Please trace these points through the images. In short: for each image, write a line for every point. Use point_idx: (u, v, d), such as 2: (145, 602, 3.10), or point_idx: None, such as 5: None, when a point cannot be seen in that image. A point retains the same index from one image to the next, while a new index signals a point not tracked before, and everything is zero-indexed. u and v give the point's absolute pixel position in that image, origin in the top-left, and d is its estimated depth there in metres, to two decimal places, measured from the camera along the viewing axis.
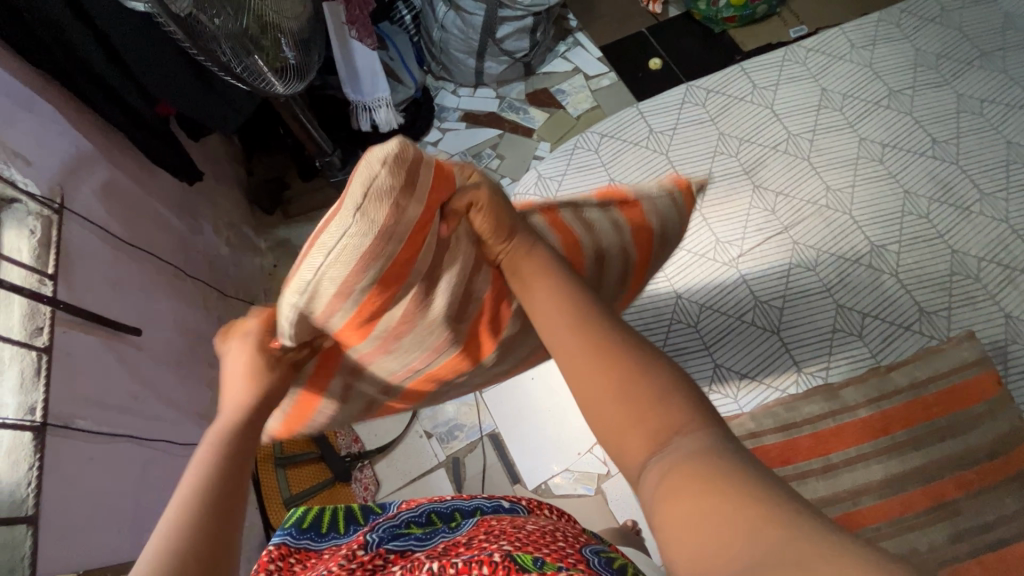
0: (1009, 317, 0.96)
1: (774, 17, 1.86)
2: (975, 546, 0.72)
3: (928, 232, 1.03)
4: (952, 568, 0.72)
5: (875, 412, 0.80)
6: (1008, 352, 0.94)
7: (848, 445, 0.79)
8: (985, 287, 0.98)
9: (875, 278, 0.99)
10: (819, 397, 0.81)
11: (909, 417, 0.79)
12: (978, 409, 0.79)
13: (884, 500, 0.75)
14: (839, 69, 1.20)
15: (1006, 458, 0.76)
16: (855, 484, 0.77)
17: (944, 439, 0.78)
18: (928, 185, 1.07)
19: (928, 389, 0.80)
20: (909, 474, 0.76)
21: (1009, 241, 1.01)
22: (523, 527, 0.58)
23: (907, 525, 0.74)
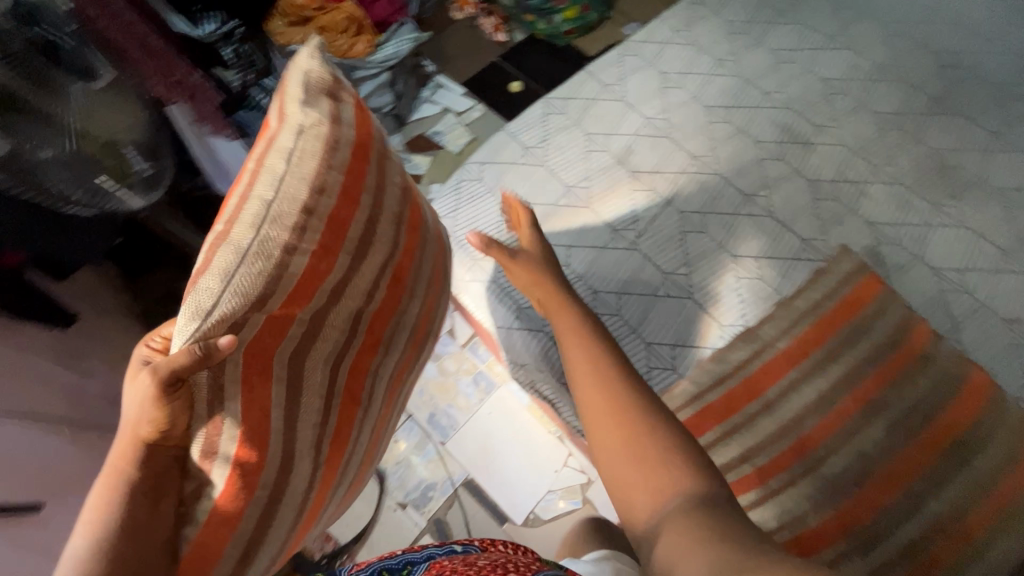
0: (872, 225, 1.08)
1: (607, 20, 2.03)
2: (909, 431, 0.79)
3: (787, 170, 1.14)
4: (896, 457, 0.78)
5: (791, 341, 0.86)
6: (882, 255, 1.05)
7: (779, 377, 0.84)
8: (846, 204, 1.10)
9: (757, 223, 1.08)
10: (744, 343, 0.86)
11: (820, 335, 0.86)
12: (872, 310, 0.87)
13: (825, 418, 0.81)
14: (670, 52, 1.32)
15: (907, 345, 0.85)
16: (795, 411, 0.82)
17: (853, 346, 0.85)
18: (774, 131, 1.19)
19: (828, 305, 0.88)
20: (837, 385, 0.82)
21: (851, 160, 1.15)
22: (474, 563, 0.66)
23: (849, 432, 0.80)
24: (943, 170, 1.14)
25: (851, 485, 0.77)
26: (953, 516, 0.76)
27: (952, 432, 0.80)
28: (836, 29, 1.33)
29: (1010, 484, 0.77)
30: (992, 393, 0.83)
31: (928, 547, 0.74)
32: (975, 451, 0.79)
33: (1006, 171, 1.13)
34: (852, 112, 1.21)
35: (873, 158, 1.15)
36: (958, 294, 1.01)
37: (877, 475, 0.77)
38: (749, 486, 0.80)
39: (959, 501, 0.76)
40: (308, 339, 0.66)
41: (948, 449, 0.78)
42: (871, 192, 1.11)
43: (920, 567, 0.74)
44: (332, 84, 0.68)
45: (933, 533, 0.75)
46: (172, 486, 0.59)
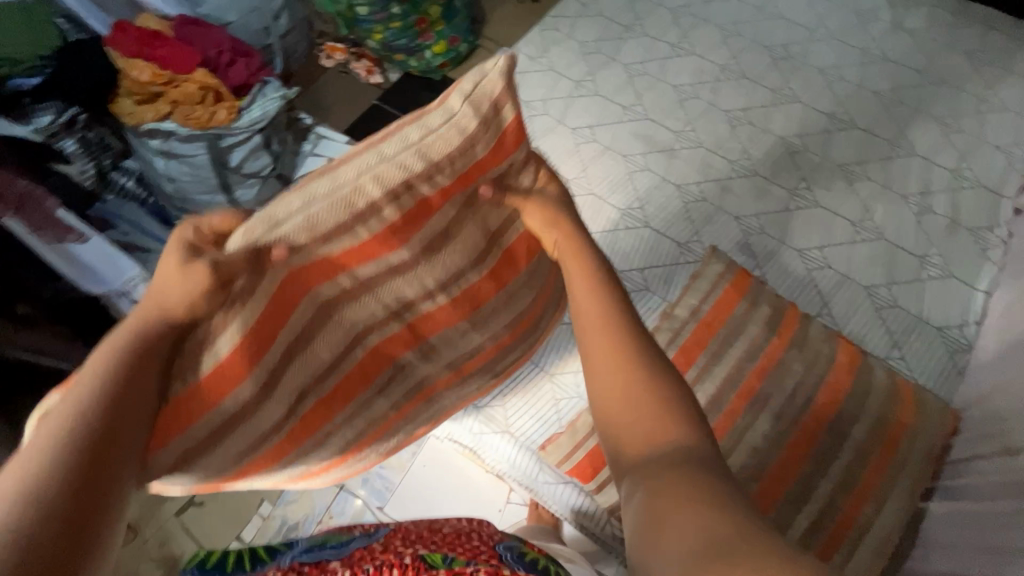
0: (739, 219, 1.14)
1: (477, 48, 2.06)
2: (794, 416, 0.83)
3: (654, 179, 1.19)
4: (786, 445, 0.82)
5: (676, 351, 0.89)
6: (751, 246, 1.11)
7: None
8: (713, 203, 1.16)
9: (634, 236, 1.12)
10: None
11: (702, 340, 0.89)
12: (743, 306, 0.92)
13: (718, 421, 0.84)
14: (531, 80, 1.35)
15: (780, 333, 0.90)
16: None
17: (733, 344, 0.89)
18: (638, 143, 1.24)
19: (704, 309, 0.92)
20: (723, 385, 0.86)
21: (711, 159, 1.22)
22: (438, 530, 0.72)
23: (741, 430, 0.83)
24: (791, 155, 1.22)
25: (750, 481, 0.80)
26: (845, 489, 0.80)
27: (832, 408, 0.84)
28: (678, 38, 1.41)
29: (889, 446, 0.83)
30: (859, 362, 0.89)
31: (830, 524, 0.78)
32: (855, 421, 0.84)
33: (846, 148, 1.23)
34: (704, 114, 1.28)
35: (729, 154, 1.22)
36: (821, 271, 1.09)
37: (773, 465, 0.81)
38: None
39: (848, 473, 0.81)
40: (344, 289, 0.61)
41: (831, 426, 0.83)
42: (732, 187, 1.18)
43: (826, 546, 0.77)
44: (512, 85, 0.58)
45: (832, 509, 0.79)
46: (198, 335, 0.51)
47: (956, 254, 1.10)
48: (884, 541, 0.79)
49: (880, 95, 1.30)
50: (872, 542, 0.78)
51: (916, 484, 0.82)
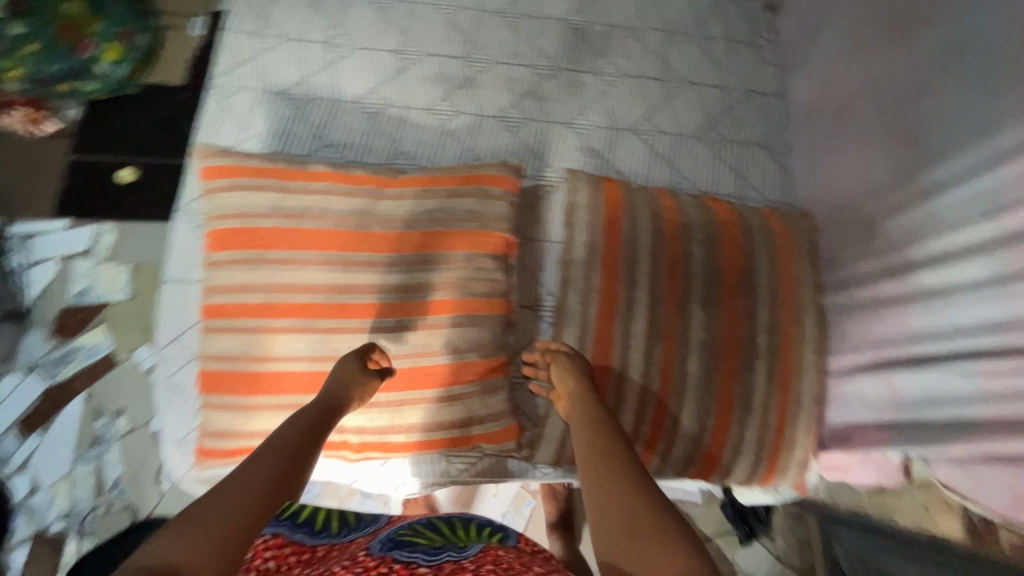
0: (569, 123, 1.09)
1: (163, 32, 1.56)
2: (714, 295, 0.87)
3: (472, 120, 1.08)
4: (722, 323, 0.86)
5: (596, 296, 0.85)
6: (593, 145, 1.08)
7: (612, 334, 0.84)
8: (536, 118, 1.09)
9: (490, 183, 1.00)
10: (569, 326, 0.85)
11: (612, 270, 0.87)
12: (626, 218, 0.90)
13: (665, 339, 0.84)
14: (272, 62, 1.07)
15: (667, 225, 0.90)
16: (642, 353, 0.83)
17: (638, 259, 0.87)
18: (433, 86, 1.09)
19: (598, 240, 0.89)
20: (650, 302, 0.85)
21: (512, 72, 1.11)
22: (529, 564, 0.61)
23: (685, 332, 0.85)
24: (580, 35, 1.16)
25: (713, 372, 0.84)
26: (776, 330, 0.88)
27: (737, 269, 0.89)
28: None
29: (785, 274, 0.91)
30: (734, 214, 0.94)
31: (779, 366, 0.87)
32: (756, 269, 0.90)
33: (623, 3, 1.20)
34: (481, 24, 1.14)
35: (525, 61, 1.13)
36: (658, 141, 1.11)
37: (721, 347, 0.85)
38: (656, 443, 0.83)
39: (773, 315, 0.88)
40: (371, 314, 0.83)
41: (745, 284, 0.89)
42: (548, 94, 1.11)
43: (783, 385, 0.86)
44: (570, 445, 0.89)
45: (775, 352, 0.87)
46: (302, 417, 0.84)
47: (749, 70, 1.17)
48: (818, 350, 0.89)
49: None
50: (811, 358, 0.88)
51: (818, 291, 0.93)
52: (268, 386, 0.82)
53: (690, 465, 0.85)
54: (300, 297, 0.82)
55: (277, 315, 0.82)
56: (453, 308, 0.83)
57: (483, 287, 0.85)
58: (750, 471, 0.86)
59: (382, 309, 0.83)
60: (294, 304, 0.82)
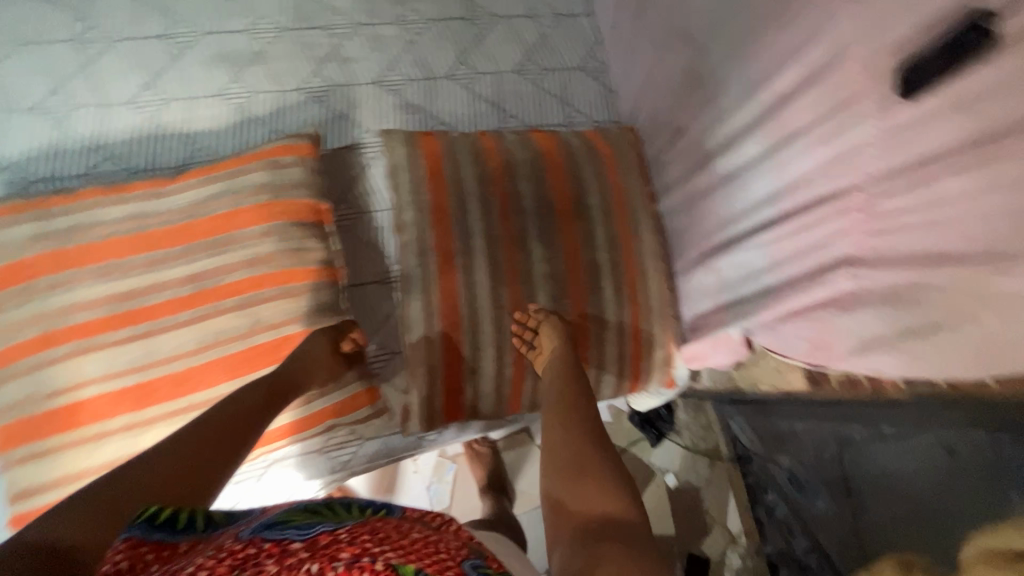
0: (379, 81, 1.03)
1: None
2: (549, 225, 0.88)
3: (271, 97, 0.98)
4: (562, 250, 0.87)
5: (433, 254, 0.83)
6: (410, 100, 1.03)
7: (456, 288, 0.82)
8: (343, 82, 1.02)
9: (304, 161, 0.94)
10: (412, 292, 0.82)
11: (444, 225, 0.84)
12: (448, 168, 0.87)
13: (509, 279, 0.84)
14: (12, 75, 0.91)
15: (491, 166, 0.89)
16: (490, 299, 0.83)
17: (468, 206, 0.85)
18: (218, 67, 0.98)
19: (424, 196, 0.85)
20: (487, 248, 0.84)
21: (304, 38, 1.02)
22: (404, 534, 0.55)
23: (527, 268, 0.85)
24: None
25: (561, 301, 0.86)
26: (615, 246, 0.90)
27: (567, 196, 0.90)
28: None
29: (615, 189, 0.93)
30: (556, 142, 0.94)
31: (624, 279, 0.90)
32: (586, 190, 0.91)
33: None
34: None
35: (317, 23, 1.04)
36: (476, 82, 1.07)
37: (564, 275, 0.87)
38: (522, 381, 0.84)
39: (607, 233, 0.90)
40: (168, 313, 0.75)
41: (577, 208, 0.90)
42: (350, 54, 1.04)
43: (631, 295, 0.90)
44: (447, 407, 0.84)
45: (617, 267, 0.90)
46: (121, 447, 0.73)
47: None
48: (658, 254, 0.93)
49: None
50: (653, 263, 0.92)
51: (649, 197, 0.96)
52: (75, 420, 0.72)
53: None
54: (79, 317, 0.73)
55: (62, 343, 0.73)
56: (260, 285, 0.77)
57: (285, 259, 0.79)
58: (619, 382, 0.91)
59: (179, 305, 0.75)
60: (79, 326, 0.73)
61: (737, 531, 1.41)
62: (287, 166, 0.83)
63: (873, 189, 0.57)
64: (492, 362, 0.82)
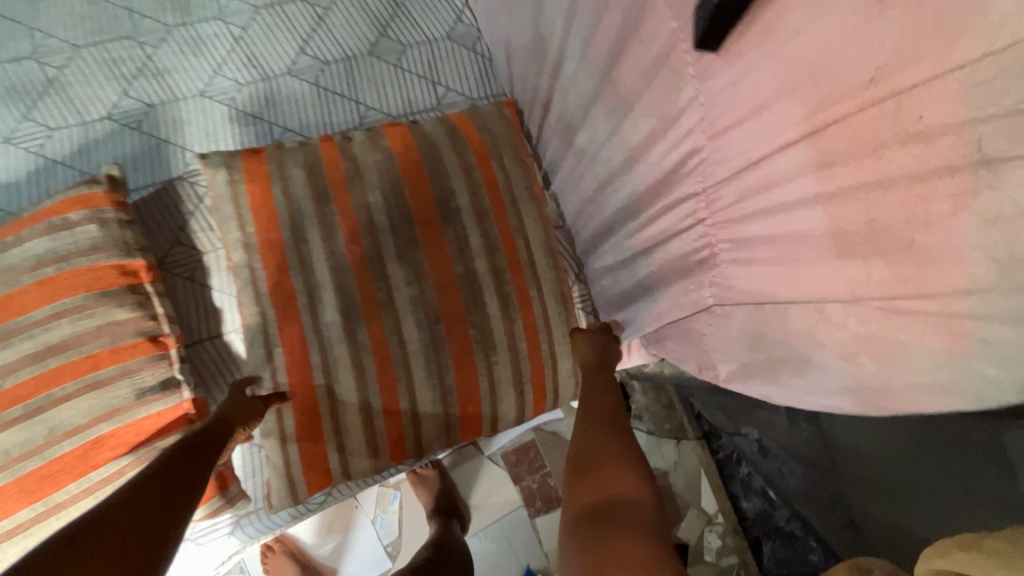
0: (205, 92, 0.88)
1: None
2: (410, 237, 0.74)
3: (74, 131, 0.83)
4: (430, 265, 0.73)
5: (269, 297, 0.70)
6: (245, 109, 0.88)
7: (302, 334, 0.69)
8: (162, 100, 0.86)
9: None
10: (250, 347, 0.69)
11: (279, 259, 0.71)
12: (277, 189, 0.73)
13: (368, 315, 0.71)
14: None
15: (331, 179, 0.74)
16: (345, 339, 0.70)
17: (307, 233, 0.72)
18: (5, 106, 0.82)
19: (250, 229, 0.71)
20: (335, 278, 0.71)
21: (107, 53, 0.86)
22: None
23: (388, 296, 0.71)
24: None
25: (433, 327, 0.72)
26: (494, 250, 0.76)
27: (429, 199, 0.76)
28: None
29: (489, 180, 0.78)
30: (412, 136, 0.79)
31: (510, 287, 0.76)
32: (452, 187, 0.77)
33: None
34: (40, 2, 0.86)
35: (121, 32, 0.88)
36: (323, 74, 0.91)
37: (434, 296, 0.73)
38: (398, 430, 0.71)
39: (483, 235, 0.76)
40: None
41: (445, 210, 0.76)
42: (165, 66, 0.87)
43: (523, 304, 0.76)
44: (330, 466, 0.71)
45: (500, 274, 0.76)
46: None
47: None
48: (551, 251, 0.79)
49: None
50: (545, 262, 0.78)
51: (533, 185, 0.81)
52: None
53: (453, 435, 0.75)
54: None
55: None
56: (57, 380, 0.63)
57: (89, 343, 0.65)
58: (522, 409, 0.77)
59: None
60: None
61: (713, 510, 1.27)
62: (77, 223, 0.67)
63: (726, 172, 0.46)
64: (358, 414, 0.70)
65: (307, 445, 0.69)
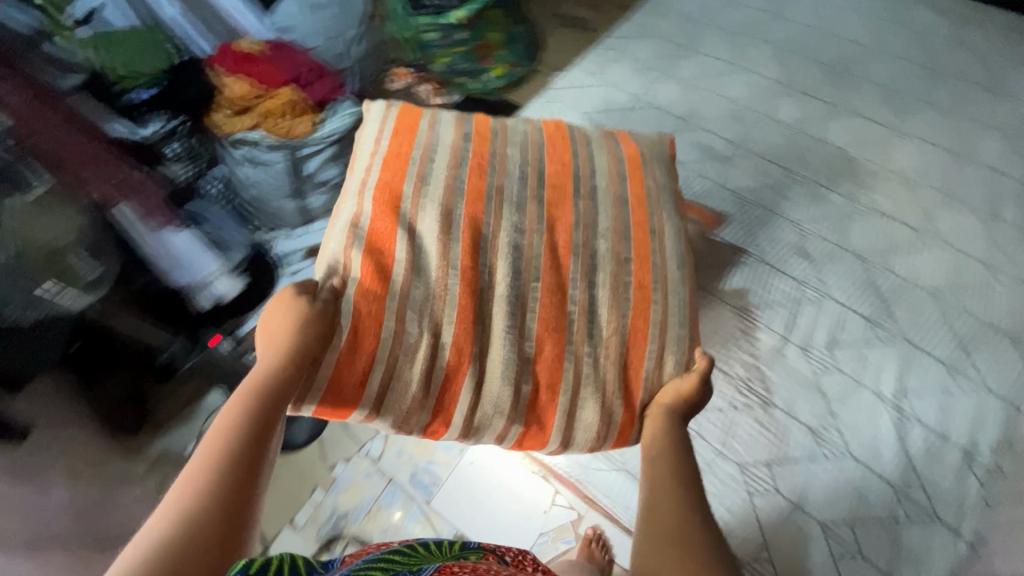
0: (795, 222, 1.16)
1: (537, 71, 2.16)
2: (544, 195, 0.87)
3: (710, 183, 1.24)
4: (555, 201, 0.86)
5: (377, 190, 0.82)
6: (807, 247, 1.12)
7: (395, 232, 0.78)
8: (769, 206, 1.19)
9: (740, 264, 1.11)
10: (333, 226, 0.80)
11: (397, 168, 0.84)
12: (426, 123, 0.92)
13: (472, 195, 0.83)
14: (590, 94, 1.44)
15: (477, 131, 0.91)
16: (436, 230, 0.79)
17: (431, 150, 0.86)
18: (693, 152, 1.29)
19: (384, 142, 0.88)
20: (450, 195, 0.82)
21: (766, 167, 1.25)
22: None
23: (497, 185, 0.85)
24: (847, 163, 1.24)
25: (530, 284, 0.79)
26: (624, 239, 0.86)
27: (565, 168, 0.90)
28: (733, 56, 1.47)
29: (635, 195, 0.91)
30: (572, 134, 0.97)
31: (630, 281, 0.83)
32: (592, 167, 0.92)
33: (905, 158, 1.23)
34: (760, 125, 1.32)
35: (782, 164, 1.25)
36: (884, 277, 1.07)
37: (547, 254, 0.82)
38: (461, 378, 0.75)
39: (617, 227, 0.87)
40: None
41: (582, 193, 0.88)
42: (789, 194, 1.20)
43: (637, 304, 0.82)
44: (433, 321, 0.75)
45: (622, 259, 0.84)
46: None
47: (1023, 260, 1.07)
48: (683, 263, 0.88)
49: (940, 109, 1.31)
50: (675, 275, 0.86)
51: (676, 200, 0.96)
52: None
53: (513, 417, 0.77)
54: None
55: None
56: None
57: None
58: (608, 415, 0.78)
59: None
60: None
61: None
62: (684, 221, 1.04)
63: None
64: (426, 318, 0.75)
65: (364, 337, 0.72)
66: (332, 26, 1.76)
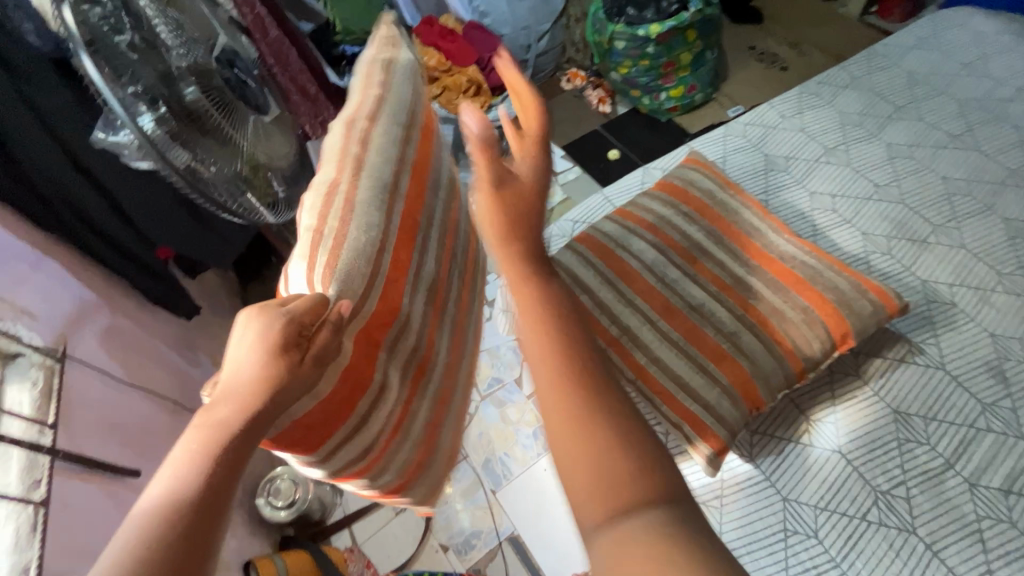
0: (994, 335, 0.99)
1: (712, 100, 2.07)
2: (474, 269, 0.81)
3: (896, 266, 1.09)
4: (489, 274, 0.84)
5: (405, 208, 0.61)
6: (1004, 369, 0.95)
7: (410, 268, 0.61)
8: (964, 310, 1.02)
9: (921, 371, 0.96)
10: (368, 218, 0.55)
11: (423, 188, 0.65)
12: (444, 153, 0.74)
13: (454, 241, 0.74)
14: (777, 136, 1.33)
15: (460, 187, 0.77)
16: (429, 282, 0.66)
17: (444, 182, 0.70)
18: (883, 225, 1.15)
19: (411, 144, 0.64)
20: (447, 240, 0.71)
21: (971, 265, 1.07)
22: None
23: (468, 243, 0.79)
24: None
25: (453, 359, 0.76)
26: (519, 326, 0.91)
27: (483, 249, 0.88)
28: (961, 130, 1.28)
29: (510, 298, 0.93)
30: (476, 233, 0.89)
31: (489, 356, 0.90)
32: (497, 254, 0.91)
33: None
34: (977, 215, 1.13)
35: (994, 265, 1.07)
36: None
37: (462, 332, 0.78)
38: (397, 436, 0.67)
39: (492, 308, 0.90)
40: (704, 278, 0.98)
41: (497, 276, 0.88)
42: (995, 302, 1.02)
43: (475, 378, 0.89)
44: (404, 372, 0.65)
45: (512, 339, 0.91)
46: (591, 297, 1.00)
47: None
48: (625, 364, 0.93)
49: None
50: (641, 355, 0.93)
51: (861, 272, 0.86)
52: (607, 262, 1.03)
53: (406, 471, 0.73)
54: (669, 233, 1.03)
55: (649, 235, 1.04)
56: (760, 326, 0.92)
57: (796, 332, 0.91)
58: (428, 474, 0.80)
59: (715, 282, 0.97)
60: (665, 236, 1.03)
61: None
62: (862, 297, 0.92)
63: None
64: (397, 373, 0.63)
65: (349, 394, 0.57)
66: (525, 19, 1.90)
